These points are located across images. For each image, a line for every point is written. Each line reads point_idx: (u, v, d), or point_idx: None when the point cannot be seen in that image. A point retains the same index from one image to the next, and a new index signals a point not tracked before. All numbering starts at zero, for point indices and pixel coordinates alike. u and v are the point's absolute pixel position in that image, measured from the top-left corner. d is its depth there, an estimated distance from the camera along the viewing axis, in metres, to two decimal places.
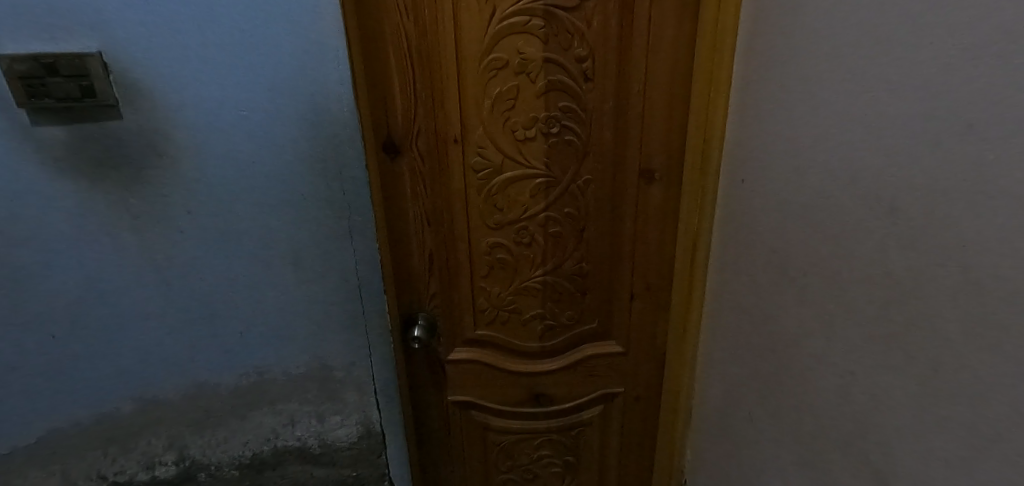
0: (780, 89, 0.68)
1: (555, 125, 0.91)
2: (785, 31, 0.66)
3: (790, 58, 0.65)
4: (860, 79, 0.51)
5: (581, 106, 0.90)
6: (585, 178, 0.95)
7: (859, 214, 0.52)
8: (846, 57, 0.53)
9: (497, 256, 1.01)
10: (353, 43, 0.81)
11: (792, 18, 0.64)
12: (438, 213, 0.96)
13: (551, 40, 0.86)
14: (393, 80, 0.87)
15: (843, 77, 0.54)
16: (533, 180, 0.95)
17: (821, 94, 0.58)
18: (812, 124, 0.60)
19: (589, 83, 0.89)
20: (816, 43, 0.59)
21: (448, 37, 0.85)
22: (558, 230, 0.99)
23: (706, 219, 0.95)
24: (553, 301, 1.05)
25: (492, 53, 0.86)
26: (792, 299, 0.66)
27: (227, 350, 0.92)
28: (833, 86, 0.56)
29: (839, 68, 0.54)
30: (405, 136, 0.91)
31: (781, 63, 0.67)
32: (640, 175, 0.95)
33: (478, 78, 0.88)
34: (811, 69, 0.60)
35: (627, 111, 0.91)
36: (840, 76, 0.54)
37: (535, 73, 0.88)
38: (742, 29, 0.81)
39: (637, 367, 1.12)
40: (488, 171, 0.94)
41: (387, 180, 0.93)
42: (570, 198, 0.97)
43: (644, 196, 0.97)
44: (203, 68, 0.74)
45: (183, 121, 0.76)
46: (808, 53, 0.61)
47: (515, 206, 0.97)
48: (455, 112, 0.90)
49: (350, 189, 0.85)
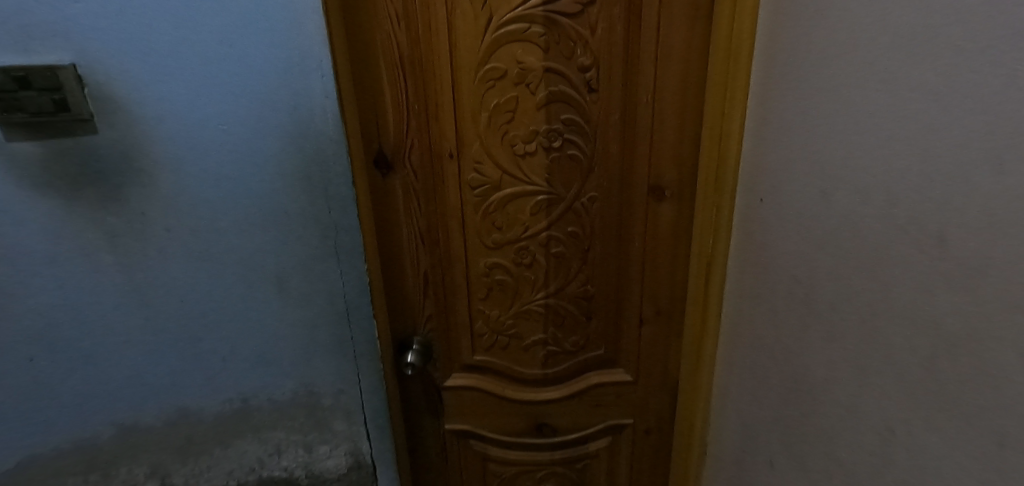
0: (803, 101, 0.60)
1: (557, 138, 0.85)
2: (808, 37, 0.59)
3: (815, 64, 0.58)
4: (900, 85, 0.43)
5: (586, 118, 0.84)
6: (590, 195, 0.89)
7: (899, 245, 0.44)
8: (880, 66, 0.46)
9: (495, 278, 0.95)
10: (338, 52, 0.76)
11: (816, 19, 0.57)
12: (432, 232, 0.91)
13: (552, 49, 0.80)
14: (384, 93, 0.83)
15: (875, 88, 0.47)
16: (535, 197, 0.89)
17: (850, 107, 0.51)
18: (840, 140, 0.53)
19: (593, 94, 0.83)
20: (844, 47, 0.52)
21: (441, 46, 0.80)
22: (561, 250, 0.93)
23: (721, 242, 0.85)
24: (556, 326, 0.98)
25: (489, 63, 0.81)
26: (819, 338, 0.58)
27: (209, 375, 0.87)
28: (866, 95, 0.48)
29: (872, 78, 0.47)
30: (397, 150, 0.86)
31: (804, 71, 0.60)
32: (649, 192, 0.88)
33: (474, 90, 0.83)
34: (839, 77, 0.53)
35: (634, 123, 0.84)
36: (875, 83, 0.47)
37: (534, 84, 0.82)
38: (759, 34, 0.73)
39: (648, 398, 1.03)
40: (486, 188, 0.88)
41: (379, 197, 0.88)
42: (573, 216, 0.91)
43: (654, 215, 0.90)
44: (181, 81, 0.70)
45: (160, 136, 0.72)
46: (835, 58, 0.54)
47: (514, 225, 0.91)
48: (449, 127, 0.85)
49: (336, 208, 0.80)
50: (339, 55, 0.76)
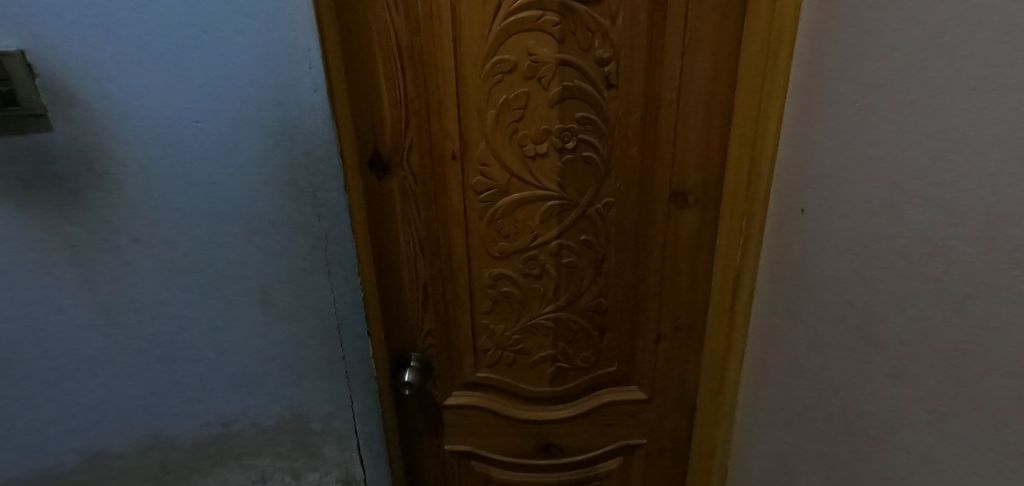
0: (851, 101, 0.53)
1: (571, 139, 0.78)
2: (857, 28, 0.52)
3: (866, 60, 0.51)
4: (995, 87, 0.36)
5: (603, 117, 0.76)
6: (605, 201, 0.81)
7: (997, 277, 0.37)
8: (966, 63, 0.39)
9: (501, 289, 0.87)
10: (328, 41, 0.67)
11: (874, 7, 0.49)
12: (432, 241, 0.83)
13: (567, 40, 0.72)
14: (380, 87, 0.74)
15: (956, 90, 0.40)
16: (545, 203, 0.82)
17: (918, 110, 0.44)
18: (904, 149, 0.46)
19: (612, 90, 0.75)
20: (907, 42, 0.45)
21: (443, 36, 0.71)
22: (573, 261, 0.85)
23: (749, 254, 0.77)
24: (566, 341, 0.91)
25: (497, 55, 0.73)
26: (878, 372, 0.51)
27: (186, 398, 0.78)
28: (946, 97, 0.41)
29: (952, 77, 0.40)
30: (395, 151, 0.78)
31: (853, 68, 0.53)
32: (670, 198, 0.81)
33: (480, 84, 0.74)
34: (902, 75, 0.46)
35: (656, 123, 0.77)
36: (958, 82, 0.40)
37: (547, 79, 0.74)
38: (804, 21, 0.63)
39: (663, 417, 0.96)
40: (492, 192, 0.81)
41: (374, 202, 0.80)
42: (587, 223, 0.83)
43: (675, 223, 0.82)
44: (148, 72, 0.61)
45: (124, 134, 0.63)
46: (894, 53, 0.47)
47: (522, 233, 0.84)
48: (452, 125, 0.76)
49: (326, 216, 0.72)
50: (329, 44, 0.67)
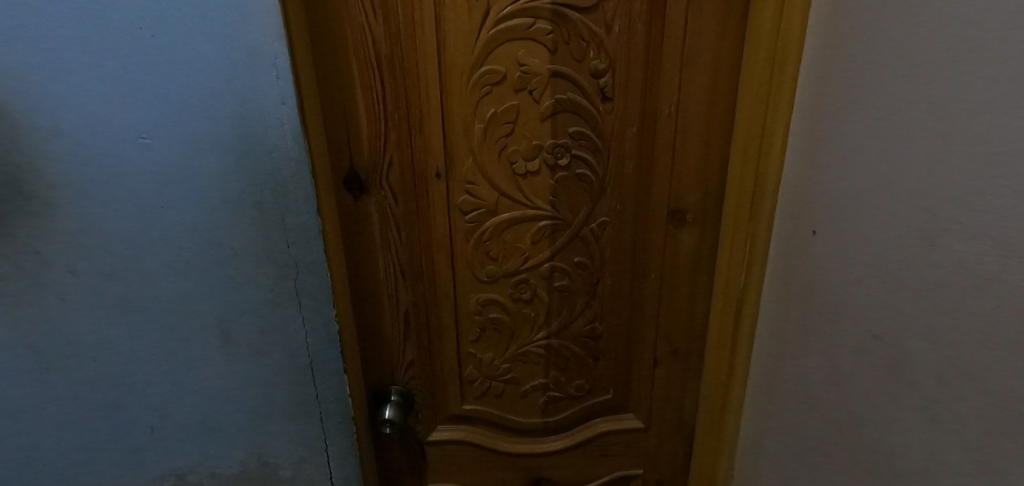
0: (870, 119, 0.50)
1: (565, 155, 0.73)
2: (879, 41, 0.48)
3: (889, 75, 0.47)
4: None
5: (598, 132, 0.72)
6: (600, 221, 0.77)
7: None
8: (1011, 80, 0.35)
9: (489, 316, 0.81)
10: (298, 48, 0.59)
11: (896, 17, 0.46)
12: (414, 264, 0.77)
13: (560, 50, 0.67)
14: (357, 99, 0.68)
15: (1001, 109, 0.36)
16: (536, 223, 0.76)
17: (954, 131, 0.40)
18: (938, 172, 0.42)
19: (607, 103, 0.70)
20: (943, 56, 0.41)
21: (426, 44, 0.66)
22: (566, 284, 0.80)
23: (753, 276, 0.73)
24: (558, 369, 0.85)
25: (485, 65, 0.67)
26: (909, 412, 0.47)
27: (134, 448, 0.69)
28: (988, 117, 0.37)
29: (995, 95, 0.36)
30: (373, 169, 0.71)
31: (873, 84, 0.49)
32: (667, 217, 0.77)
33: (467, 97, 0.69)
34: (933, 92, 0.42)
35: (653, 139, 0.72)
36: (1002, 100, 0.36)
37: (539, 91, 0.69)
38: (812, 33, 0.60)
39: (660, 445, 0.92)
40: (479, 213, 0.75)
41: (350, 224, 0.73)
42: (580, 244, 0.78)
43: (673, 243, 0.78)
44: (88, 80, 0.53)
45: (59, 152, 0.55)
46: (925, 68, 0.43)
47: (512, 255, 0.78)
48: (436, 140, 0.70)
49: (296, 242, 0.63)
50: (300, 51, 0.60)
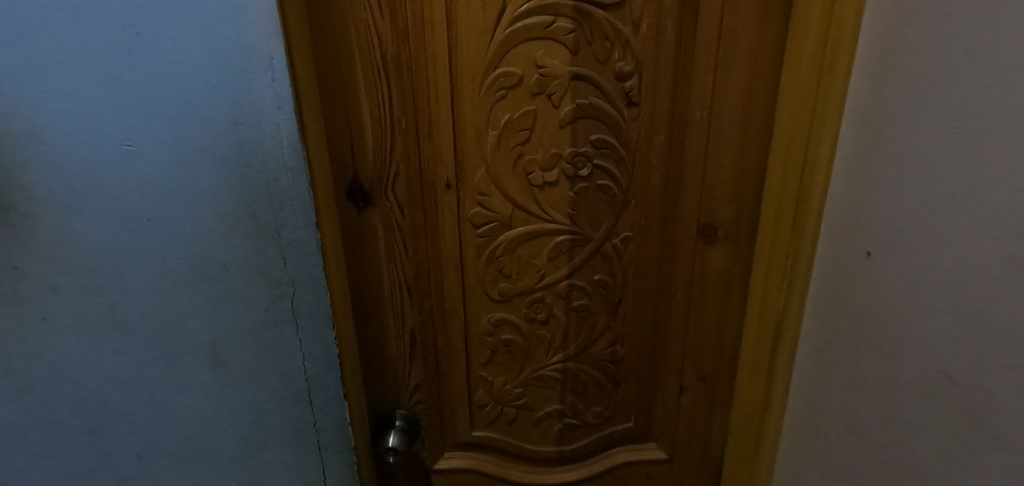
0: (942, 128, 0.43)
1: (585, 165, 0.67)
2: (952, 37, 0.41)
3: (966, 78, 0.40)
4: None
5: (622, 140, 0.66)
6: (623, 236, 0.71)
7: None
8: None
9: (501, 337, 0.75)
10: (297, 48, 0.54)
11: (973, 9, 0.39)
12: (422, 281, 0.72)
13: (582, 50, 0.62)
14: (361, 104, 0.63)
15: None
16: (554, 238, 0.71)
17: None
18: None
19: (633, 109, 0.65)
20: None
21: (437, 45, 0.61)
22: (585, 303, 0.74)
23: (792, 300, 0.66)
24: (575, 394, 0.79)
25: (501, 67, 0.62)
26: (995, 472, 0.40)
27: (118, 477, 0.64)
28: None
29: None
30: (378, 178, 0.66)
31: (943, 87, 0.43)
32: (697, 232, 0.70)
33: (480, 101, 0.64)
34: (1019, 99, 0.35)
35: (682, 148, 0.66)
36: None
37: (558, 95, 0.64)
38: (869, 28, 0.52)
39: (684, 477, 0.85)
40: (492, 226, 0.69)
41: (353, 237, 0.68)
42: (601, 261, 0.72)
43: (702, 261, 0.72)
44: (65, 83, 0.48)
45: (31, 162, 0.49)
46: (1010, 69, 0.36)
47: (527, 272, 0.72)
48: (446, 148, 0.65)
49: (292, 258, 0.58)
50: (299, 52, 0.55)
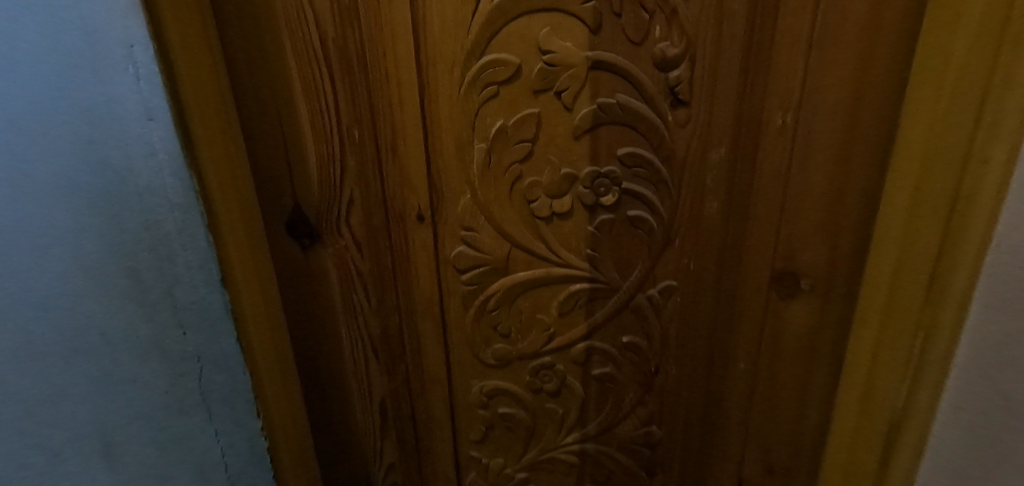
0: None
1: (610, 190, 0.48)
2: None
3: None
4: None
5: (664, 154, 0.47)
6: (663, 285, 0.51)
7: None
8: None
9: (497, 411, 0.58)
10: (176, 28, 0.36)
11: None
12: (391, 340, 0.55)
13: (607, 26, 0.42)
14: (297, 108, 0.45)
15: None
16: (567, 288, 0.52)
17: None
18: None
19: (680, 110, 0.45)
20: None
21: (397, 23, 0.42)
22: (608, 372, 0.55)
23: (917, 401, 0.42)
24: (596, 483, 0.61)
25: (489, 53, 0.44)
26: None
27: None
28: None
29: None
30: (327, 208, 0.49)
31: None
32: (769, 282, 0.50)
33: (460, 103, 0.45)
34: None
35: (750, 165, 0.46)
36: None
37: (572, 92, 0.45)
38: None
39: None
40: (482, 272, 0.51)
41: (299, 285, 0.51)
42: (632, 318, 0.53)
43: (776, 321, 0.51)
44: None
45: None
46: None
47: (530, 331, 0.54)
48: (417, 168, 0.48)
49: (194, 326, 0.42)
50: (183, 35, 0.37)
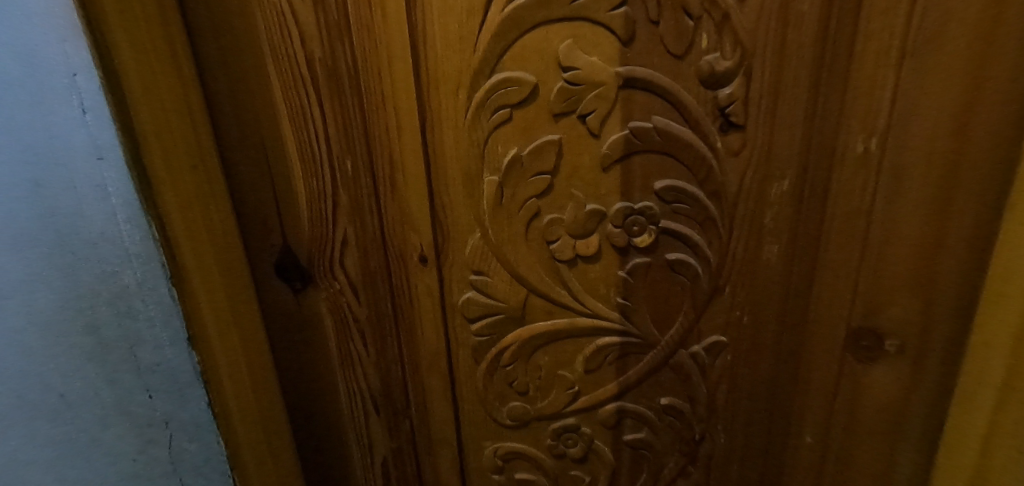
0: None
1: (645, 229, 0.40)
2: None
3: None
4: None
5: (712, 188, 0.39)
6: (710, 341, 0.43)
7: None
8: None
9: (514, 476, 0.50)
10: (133, 53, 0.31)
11: None
12: (393, 393, 0.48)
13: (641, 37, 0.35)
14: (283, 138, 0.40)
15: None
16: (594, 342, 0.44)
17: None
18: None
19: (732, 135, 0.37)
20: None
21: (393, 39, 0.36)
22: (643, 438, 0.47)
23: None
24: None
25: (500, 71, 0.37)
26: None
27: None
28: None
29: None
30: (319, 248, 0.43)
31: None
32: (844, 340, 0.41)
33: (467, 129, 0.39)
34: None
35: (820, 201, 0.38)
36: None
37: (599, 116, 0.37)
38: None
39: None
40: (495, 321, 0.45)
41: (291, 332, 0.46)
42: (672, 377, 0.45)
43: (853, 388, 0.42)
44: None
45: None
46: None
47: (552, 389, 0.47)
48: (418, 204, 0.41)
49: (161, 389, 0.36)
50: (140, 60, 0.32)
